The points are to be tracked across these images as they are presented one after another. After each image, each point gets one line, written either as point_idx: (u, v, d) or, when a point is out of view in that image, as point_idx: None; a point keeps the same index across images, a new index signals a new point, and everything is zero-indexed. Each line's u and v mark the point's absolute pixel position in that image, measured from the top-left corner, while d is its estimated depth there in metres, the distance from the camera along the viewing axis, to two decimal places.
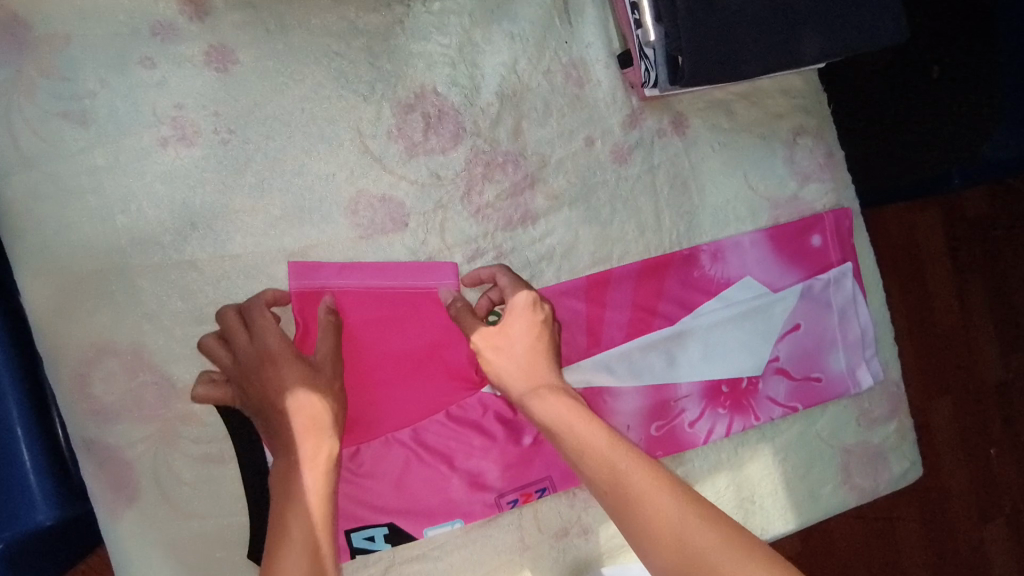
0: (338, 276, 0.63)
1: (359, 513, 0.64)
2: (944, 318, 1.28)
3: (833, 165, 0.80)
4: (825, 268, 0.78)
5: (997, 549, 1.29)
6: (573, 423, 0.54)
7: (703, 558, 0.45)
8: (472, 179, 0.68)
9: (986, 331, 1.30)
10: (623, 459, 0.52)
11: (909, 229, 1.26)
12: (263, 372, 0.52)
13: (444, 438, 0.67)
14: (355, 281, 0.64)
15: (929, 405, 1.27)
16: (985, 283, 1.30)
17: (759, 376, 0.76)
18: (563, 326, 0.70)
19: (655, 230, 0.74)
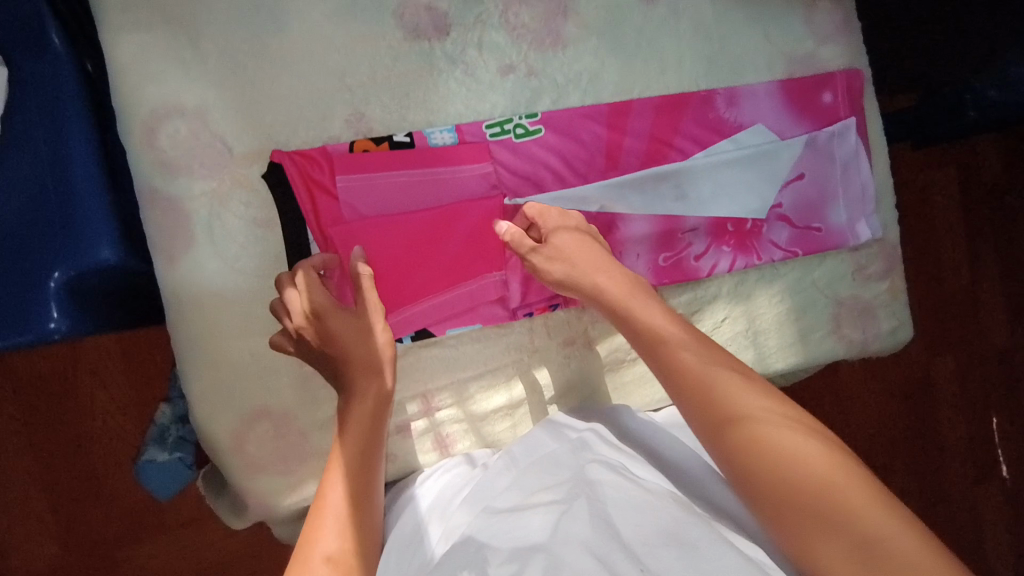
0: (369, 193, 0.69)
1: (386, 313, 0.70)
2: (946, 250, 1.30)
3: (850, 31, 0.84)
4: (833, 123, 0.83)
5: (987, 501, 1.34)
6: (600, 278, 0.64)
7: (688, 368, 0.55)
8: (510, 1, 0.73)
9: (992, 293, 1.32)
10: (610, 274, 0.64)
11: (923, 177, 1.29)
12: (343, 317, 0.61)
13: (464, 245, 0.72)
14: (381, 230, 0.68)
15: (932, 359, 1.31)
16: (997, 254, 1.32)
17: (764, 219, 0.81)
18: (583, 148, 0.76)
19: (675, 71, 0.79)
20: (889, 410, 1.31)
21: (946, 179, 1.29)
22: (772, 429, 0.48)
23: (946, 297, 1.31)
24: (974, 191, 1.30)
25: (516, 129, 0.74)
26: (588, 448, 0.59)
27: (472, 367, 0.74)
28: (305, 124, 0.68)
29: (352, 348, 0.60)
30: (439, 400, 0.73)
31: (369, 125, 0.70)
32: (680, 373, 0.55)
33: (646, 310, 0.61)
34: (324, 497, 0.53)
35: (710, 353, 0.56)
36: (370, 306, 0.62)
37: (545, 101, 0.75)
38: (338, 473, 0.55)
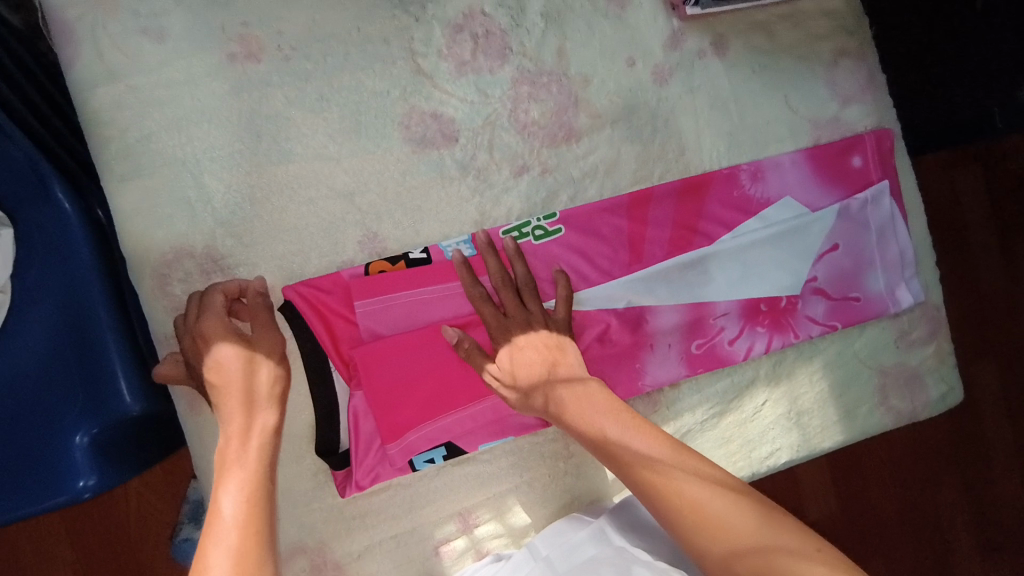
0: (388, 317, 0.66)
1: (415, 437, 0.67)
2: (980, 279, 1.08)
3: (875, 87, 0.80)
4: (864, 187, 0.79)
5: None
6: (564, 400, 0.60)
7: (683, 499, 0.50)
8: (519, 98, 0.70)
9: None
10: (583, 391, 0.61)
11: (951, 190, 1.07)
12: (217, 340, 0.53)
13: None
14: (404, 354, 0.66)
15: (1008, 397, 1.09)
16: None
17: (798, 295, 0.78)
18: (604, 242, 0.72)
19: (695, 150, 0.76)
20: (959, 465, 1.08)
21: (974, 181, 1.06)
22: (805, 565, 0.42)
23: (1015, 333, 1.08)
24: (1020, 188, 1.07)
25: (535, 231, 0.70)
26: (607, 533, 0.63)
27: (507, 479, 0.71)
28: (318, 251, 0.66)
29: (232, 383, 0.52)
30: (478, 517, 0.70)
31: (384, 244, 0.67)
32: (681, 503, 0.50)
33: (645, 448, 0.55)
34: (217, 505, 0.45)
35: (735, 494, 0.50)
36: (263, 336, 0.55)
37: (562, 198, 0.72)
38: (235, 477, 0.47)
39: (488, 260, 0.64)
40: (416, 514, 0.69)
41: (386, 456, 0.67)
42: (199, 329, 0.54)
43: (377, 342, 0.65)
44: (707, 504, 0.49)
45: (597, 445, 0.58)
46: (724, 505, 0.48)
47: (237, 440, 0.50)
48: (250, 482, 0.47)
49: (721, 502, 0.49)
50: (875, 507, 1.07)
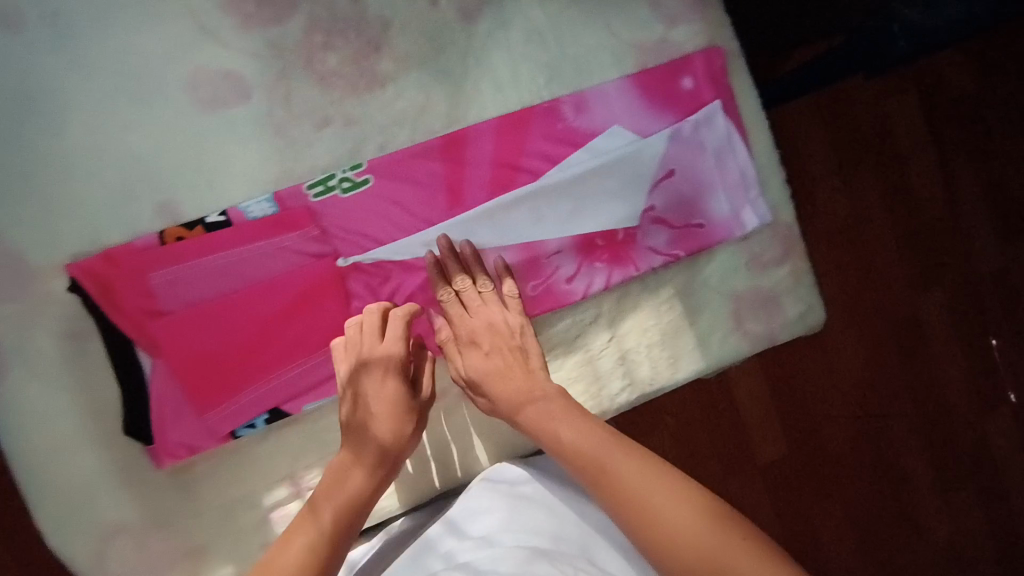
0: (185, 285, 0.65)
1: (234, 407, 0.67)
2: (875, 227, 0.98)
3: (703, 5, 0.77)
4: (696, 110, 0.76)
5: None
6: (510, 383, 0.66)
7: (589, 450, 0.60)
8: (313, 49, 0.68)
9: (975, 224, 0.99)
10: (519, 374, 0.67)
11: (827, 138, 0.97)
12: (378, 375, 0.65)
13: (301, 319, 0.69)
14: (205, 322, 0.65)
15: (940, 319, 0.99)
16: (967, 183, 0.99)
17: (636, 226, 0.76)
18: (419, 189, 0.71)
19: (512, 85, 0.73)
20: (907, 401, 0.99)
21: (845, 120, 0.97)
22: (685, 520, 0.52)
23: (936, 272, 0.99)
24: (900, 129, 0.98)
25: (342, 184, 0.69)
26: (438, 548, 0.61)
27: (338, 439, 0.70)
28: (108, 222, 0.64)
29: (369, 418, 0.65)
30: (309, 479, 0.69)
31: (179, 210, 0.66)
32: (577, 453, 0.60)
33: (562, 420, 0.63)
34: (290, 549, 0.57)
35: (651, 464, 0.58)
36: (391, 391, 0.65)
37: (371, 147, 0.70)
38: (301, 540, 0.58)
39: (440, 285, 0.69)
40: (242, 481, 0.68)
41: (202, 428, 0.66)
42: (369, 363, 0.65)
43: (175, 311, 0.65)
44: (611, 463, 0.58)
45: (531, 429, 0.64)
46: (623, 461, 0.58)
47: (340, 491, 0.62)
48: (308, 549, 0.57)
49: (622, 460, 0.58)
50: (825, 458, 0.97)
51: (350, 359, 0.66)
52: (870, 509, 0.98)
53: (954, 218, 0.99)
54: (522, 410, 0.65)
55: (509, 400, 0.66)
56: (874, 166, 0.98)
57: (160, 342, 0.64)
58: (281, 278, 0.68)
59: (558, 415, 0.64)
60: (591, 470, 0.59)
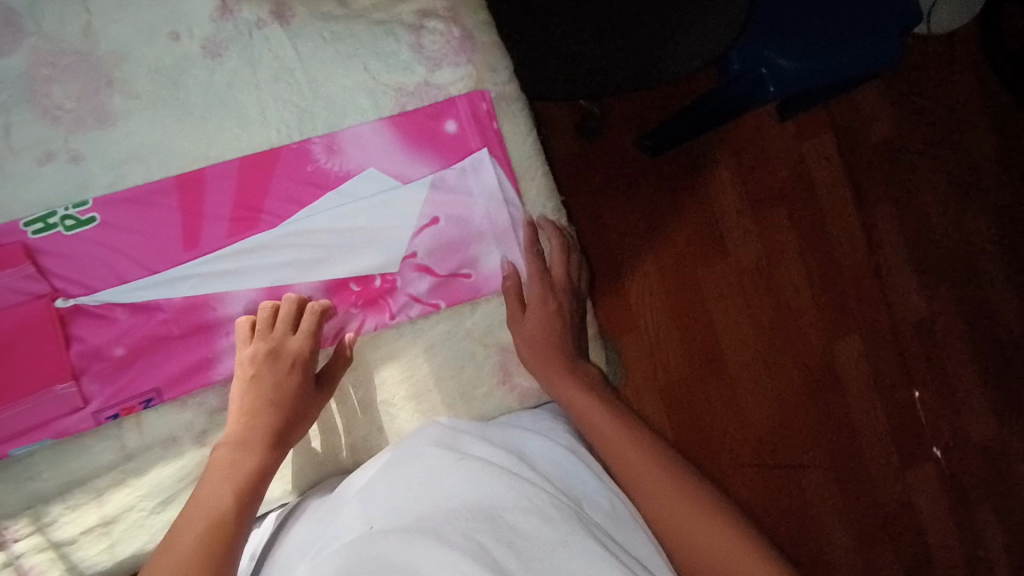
0: None
1: None
2: (734, 238, 1.24)
3: (472, 47, 0.75)
4: (460, 154, 0.74)
5: (926, 490, 1.29)
6: (566, 390, 0.73)
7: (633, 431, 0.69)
8: (37, 82, 0.66)
9: (812, 270, 1.26)
10: (557, 372, 0.73)
11: (689, 180, 1.23)
12: (281, 371, 0.67)
13: (13, 359, 0.66)
14: None
15: (805, 333, 1.26)
16: (797, 232, 1.26)
17: (394, 273, 0.72)
18: (151, 228, 0.68)
19: (259, 124, 0.71)
20: (783, 395, 1.25)
21: (715, 171, 1.24)
22: (697, 515, 0.62)
23: (774, 303, 1.25)
24: (756, 185, 1.25)
25: (64, 221, 0.67)
26: (313, 509, 0.65)
27: (51, 489, 0.67)
28: None
29: (263, 415, 0.66)
30: (13, 530, 0.66)
31: None
32: (606, 439, 0.69)
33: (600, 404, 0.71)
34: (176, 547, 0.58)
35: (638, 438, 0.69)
36: (276, 386, 0.66)
37: (99, 185, 0.68)
38: (188, 536, 0.58)
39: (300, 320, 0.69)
40: None
41: None
42: (281, 357, 0.67)
43: None
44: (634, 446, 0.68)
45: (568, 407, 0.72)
46: (632, 451, 0.67)
47: (229, 483, 0.63)
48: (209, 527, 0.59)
49: (635, 451, 0.67)
50: (701, 414, 1.21)
51: (261, 343, 0.67)
52: (772, 491, 1.22)
53: (799, 260, 1.26)
54: (557, 385, 0.73)
55: (542, 371, 0.73)
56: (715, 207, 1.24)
57: None
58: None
59: (591, 398, 0.72)
60: (614, 459, 0.68)
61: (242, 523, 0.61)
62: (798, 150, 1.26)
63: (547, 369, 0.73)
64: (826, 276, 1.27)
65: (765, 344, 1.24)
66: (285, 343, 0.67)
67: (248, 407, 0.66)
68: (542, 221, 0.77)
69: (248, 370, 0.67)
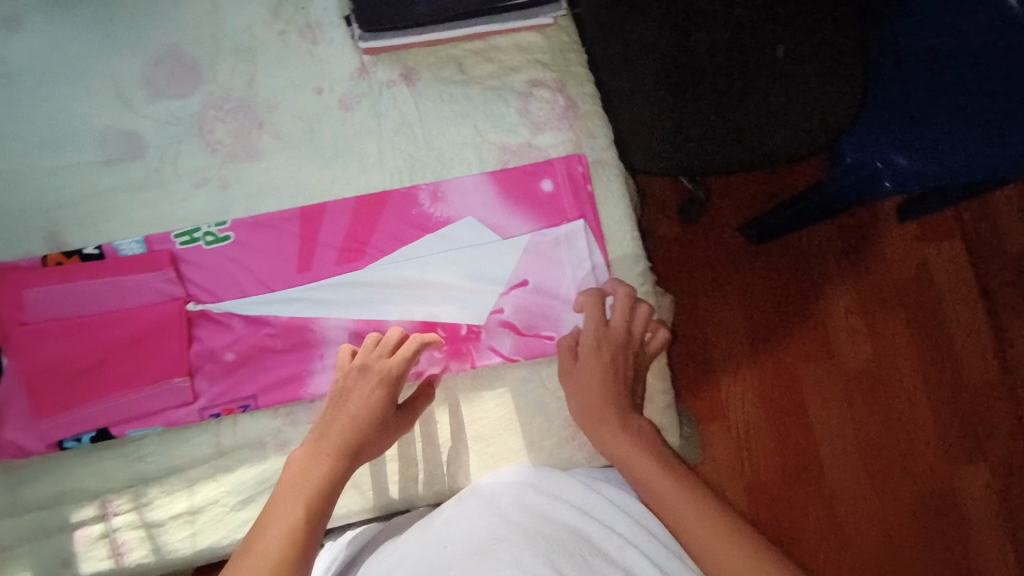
0: (50, 302, 0.74)
1: (67, 420, 0.73)
2: (839, 334, 1.18)
3: (575, 115, 0.80)
4: (553, 211, 0.78)
5: None
6: (623, 448, 0.67)
7: (695, 492, 0.62)
8: (205, 121, 0.79)
9: (930, 376, 1.17)
10: (614, 430, 0.68)
11: (794, 268, 1.18)
12: (370, 394, 0.69)
13: (144, 349, 0.75)
14: (59, 338, 0.74)
15: (921, 446, 1.15)
16: (914, 334, 1.18)
17: (481, 325, 0.77)
18: (272, 250, 0.77)
19: (376, 169, 0.79)
20: (893, 512, 1.14)
21: (825, 261, 1.19)
22: None
23: (884, 409, 1.16)
24: (867, 281, 1.19)
25: (205, 237, 0.77)
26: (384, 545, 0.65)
27: (152, 472, 0.74)
28: (7, 243, 0.76)
29: (350, 434, 0.67)
30: (115, 504, 0.72)
31: (65, 240, 0.77)
32: (660, 502, 0.62)
33: (663, 463, 0.65)
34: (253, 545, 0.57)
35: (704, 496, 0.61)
36: (366, 406, 0.68)
37: (238, 209, 0.78)
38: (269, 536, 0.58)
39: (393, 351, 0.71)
40: (57, 493, 0.73)
41: (38, 434, 0.72)
42: (370, 382, 0.69)
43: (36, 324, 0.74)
44: (692, 508, 0.60)
45: (623, 465, 0.66)
46: (696, 511, 0.59)
47: (304, 495, 0.62)
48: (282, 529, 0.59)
49: (694, 510, 0.59)
50: (795, 523, 1.13)
51: (354, 368, 0.70)
52: None
53: (915, 363, 1.17)
54: (611, 449, 0.67)
55: (601, 429, 0.69)
56: (821, 300, 1.18)
57: (15, 349, 0.73)
58: (135, 309, 0.75)
59: (649, 453, 0.66)
60: (673, 521, 0.60)
61: (314, 532, 0.60)
62: (917, 246, 1.19)
63: (601, 428, 0.69)
64: (947, 384, 1.17)
65: (872, 454, 1.15)
66: (374, 362, 0.70)
67: (333, 425, 0.68)
68: (619, 288, 0.73)
69: (342, 391, 0.70)
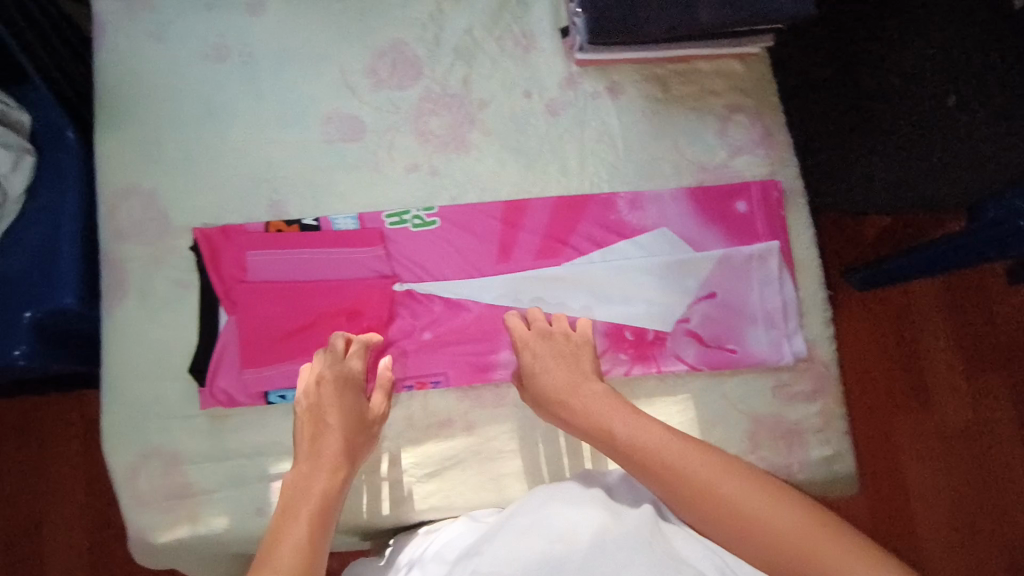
0: (269, 265, 0.80)
1: (276, 376, 0.78)
2: (939, 384, 1.19)
3: (770, 143, 0.84)
4: (746, 231, 0.81)
5: None
6: (614, 431, 0.68)
7: (715, 476, 0.64)
8: (421, 112, 0.84)
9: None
10: (628, 425, 0.68)
11: (901, 315, 1.21)
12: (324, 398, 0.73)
13: (350, 319, 0.79)
14: (273, 300, 0.79)
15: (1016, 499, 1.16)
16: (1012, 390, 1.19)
17: (668, 332, 0.80)
18: (476, 239, 0.81)
19: (577, 174, 0.83)
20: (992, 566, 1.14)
21: (928, 310, 1.21)
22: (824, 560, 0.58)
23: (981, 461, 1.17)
24: (970, 332, 1.20)
25: (414, 220, 0.82)
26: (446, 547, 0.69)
27: None
28: (232, 207, 0.82)
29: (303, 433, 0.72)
30: None
31: (285, 210, 0.82)
32: (683, 485, 0.64)
33: (669, 442, 0.66)
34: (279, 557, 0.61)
35: (729, 474, 0.64)
36: (338, 412, 0.72)
37: (444, 197, 0.83)
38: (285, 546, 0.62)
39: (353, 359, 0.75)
40: (258, 446, 0.77)
41: (250, 386, 0.78)
42: (325, 389, 0.73)
43: (255, 283, 0.79)
44: (726, 492, 0.62)
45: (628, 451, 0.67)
46: (736, 491, 0.63)
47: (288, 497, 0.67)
48: (295, 537, 0.62)
49: (731, 487, 0.63)
50: None
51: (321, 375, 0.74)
52: None
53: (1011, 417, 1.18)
54: (614, 435, 0.68)
55: (610, 428, 0.69)
56: (926, 348, 1.20)
57: (235, 304, 0.79)
58: (344, 280, 0.80)
59: (648, 430, 0.67)
60: (698, 500, 0.63)
61: (320, 539, 0.64)
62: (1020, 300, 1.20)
63: (602, 426, 0.69)
64: None
65: (970, 506, 1.16)
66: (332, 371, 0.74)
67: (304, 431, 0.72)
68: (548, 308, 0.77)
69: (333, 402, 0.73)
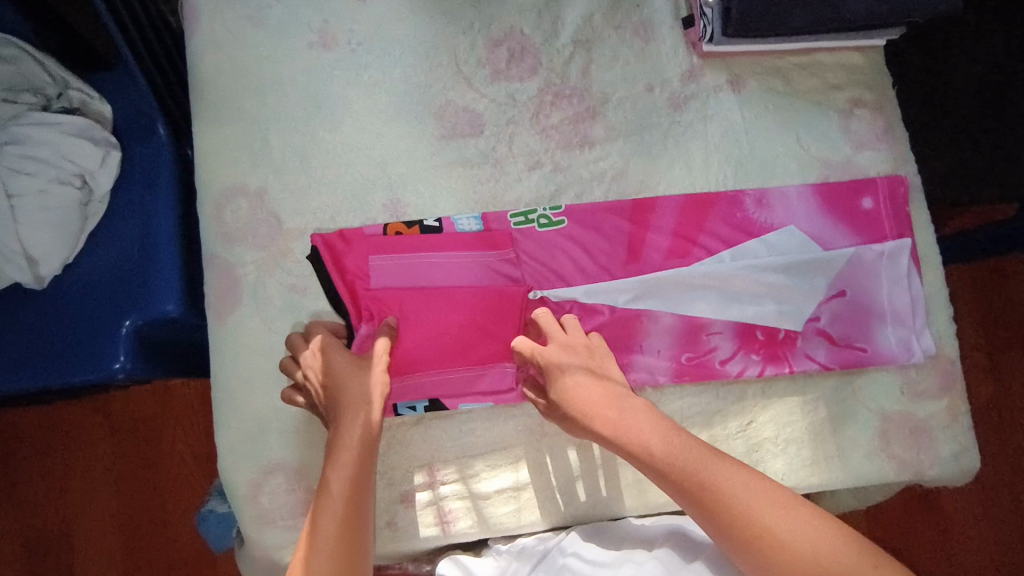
0: (393, 269, 0.74)
1: (404, 386, 0.74)
2: None
3: (893, 137, 0.83)
4: (874, 229, 0.81)
5: None
6: (652, 453, 0.66)
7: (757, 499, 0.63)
8: (541, 105, 0.81)
9: None
10: (678, 447, 0.66)
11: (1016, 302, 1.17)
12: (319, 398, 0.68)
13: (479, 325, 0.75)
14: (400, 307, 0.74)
15: None
16: None
17: (798, 332, 0.79)
18: (605, 240, 0.78)
19: (702, 170, 0.81)
20: None
21: None
22: None
23: None
24: None
25: (540, 219, 0.78)
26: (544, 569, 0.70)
27: (479, 446, 0.75)
28: (347, 207, 0.77)
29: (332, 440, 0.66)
30: (444, 473, 0.74)
31: (404, 209, 0.78)
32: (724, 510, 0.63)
33: (713, 467, 0.65)
34: None
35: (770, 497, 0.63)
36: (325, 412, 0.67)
37: (569, 195, 0.80)
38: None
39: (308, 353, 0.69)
40: (388, 458, 0.74)
41: None
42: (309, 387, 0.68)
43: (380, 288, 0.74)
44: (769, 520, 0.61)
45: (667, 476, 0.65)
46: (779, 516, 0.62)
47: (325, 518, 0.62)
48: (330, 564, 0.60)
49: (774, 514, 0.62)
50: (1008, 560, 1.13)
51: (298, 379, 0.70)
52: None
53: None
54: (651, 457, 0.66)
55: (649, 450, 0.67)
56: None
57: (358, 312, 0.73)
58: (472, 284, 0.76)
59: (682, 452, 0.66)
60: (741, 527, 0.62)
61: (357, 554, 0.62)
62: None
63: (639, 447, 0.67)
64: None
65: None
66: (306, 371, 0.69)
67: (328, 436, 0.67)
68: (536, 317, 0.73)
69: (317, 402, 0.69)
